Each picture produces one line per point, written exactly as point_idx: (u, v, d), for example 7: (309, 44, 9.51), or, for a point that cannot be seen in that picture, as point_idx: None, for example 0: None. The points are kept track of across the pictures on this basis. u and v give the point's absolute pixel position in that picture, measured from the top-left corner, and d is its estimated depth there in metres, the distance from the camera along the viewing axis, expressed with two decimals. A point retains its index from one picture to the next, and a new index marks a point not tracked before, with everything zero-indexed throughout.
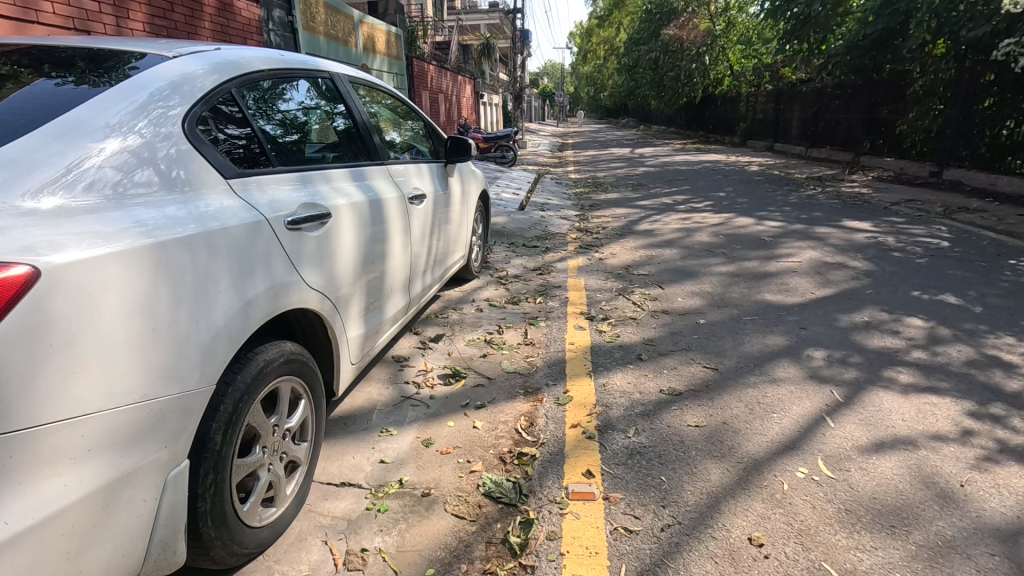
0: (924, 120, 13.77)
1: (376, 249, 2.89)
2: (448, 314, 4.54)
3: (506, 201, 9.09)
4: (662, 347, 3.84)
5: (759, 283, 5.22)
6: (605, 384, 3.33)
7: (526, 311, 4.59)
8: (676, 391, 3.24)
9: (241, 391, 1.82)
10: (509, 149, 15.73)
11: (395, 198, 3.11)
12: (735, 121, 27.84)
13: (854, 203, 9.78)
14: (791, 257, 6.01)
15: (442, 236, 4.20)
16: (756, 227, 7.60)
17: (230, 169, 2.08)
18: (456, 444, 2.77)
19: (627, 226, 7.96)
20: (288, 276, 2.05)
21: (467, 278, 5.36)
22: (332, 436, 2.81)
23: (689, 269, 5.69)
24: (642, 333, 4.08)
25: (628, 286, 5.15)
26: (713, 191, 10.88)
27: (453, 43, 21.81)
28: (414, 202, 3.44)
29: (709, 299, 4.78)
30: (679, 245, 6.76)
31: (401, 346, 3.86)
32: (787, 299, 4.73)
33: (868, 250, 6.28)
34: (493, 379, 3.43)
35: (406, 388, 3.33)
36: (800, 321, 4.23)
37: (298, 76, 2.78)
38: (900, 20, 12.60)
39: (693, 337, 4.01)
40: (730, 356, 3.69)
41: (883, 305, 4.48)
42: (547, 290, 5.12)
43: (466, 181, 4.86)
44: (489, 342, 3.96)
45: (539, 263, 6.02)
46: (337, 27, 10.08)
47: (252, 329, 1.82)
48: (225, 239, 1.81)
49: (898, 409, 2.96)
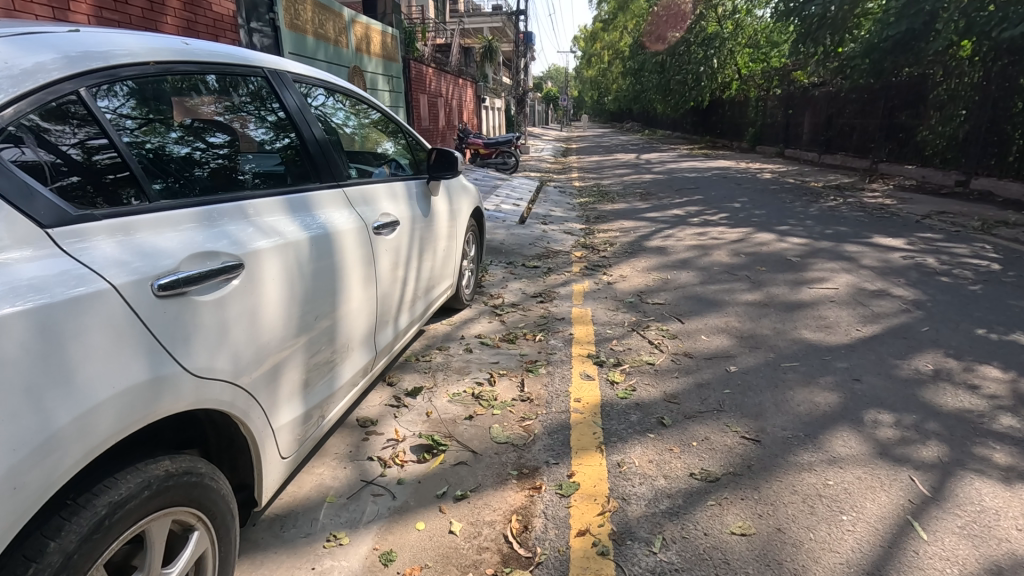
0: (948, 126, 13.04)
1: (324, 302, 2.20)
2: (431, 356, 3.86)
3: (505, 213, 8.41)
4: (688, 407, 3.15)
5: (794, 315, 4.51)
6: (621, 465, 2.63)
7: (524, 353, 3.90)
8: (711, 476, 2.53)
9: (52, 570, 1.17)
10: (511, 155, 15.11)
11: (353, 232, 2.41)
12: (744, 125, 27.11)
13: (881, 215, 9.07)
14: (826, 282, 5.32)
15: (427, 264, 3.53)
16: (781, 245, 6.89)
17: (64, 211, 1.39)
18: (425, 563, 2.08)
19: (637, 242, 7.27)
20: (155, 371, 1.38)
21: (457, 308, 4.69)
22: (261, 548, 2.13)
23: (711, 297, 4.99)
24: (662, 387, 3.39)
25: (642, 320, 4.46)
26: (727, 202, 10.18)
27: (454, 46, 21.16)
28: (382, 231, 2.75)
29: (738, 337, 4.09)
30: (697, 266, 6.06)
31: (371, 403, 3.19)
32: (830, 338, 4.04)
33: (910, 274, 5.57)
34: (479, 454, 2.74)
35: (368, 467, 2.64)
36: (852, 370, 3.52)
37: (282, 76, 2.44)
38: (925, 23, 11.82)
39: (724, 391, 3.32)
40: (773, 419, 2.99)
41: (948, 349, 3.78)
42: (549, 325, 4.44)
43: (455, 196, 4.20)
44: (478, 398, 3.27)
45: (540, 288, 5.35)
46: (326, 26, 9.43)
47: (70, 470, 1.18)
48: (30, 331, 1.15)
49: (1007, 511, 2.27)
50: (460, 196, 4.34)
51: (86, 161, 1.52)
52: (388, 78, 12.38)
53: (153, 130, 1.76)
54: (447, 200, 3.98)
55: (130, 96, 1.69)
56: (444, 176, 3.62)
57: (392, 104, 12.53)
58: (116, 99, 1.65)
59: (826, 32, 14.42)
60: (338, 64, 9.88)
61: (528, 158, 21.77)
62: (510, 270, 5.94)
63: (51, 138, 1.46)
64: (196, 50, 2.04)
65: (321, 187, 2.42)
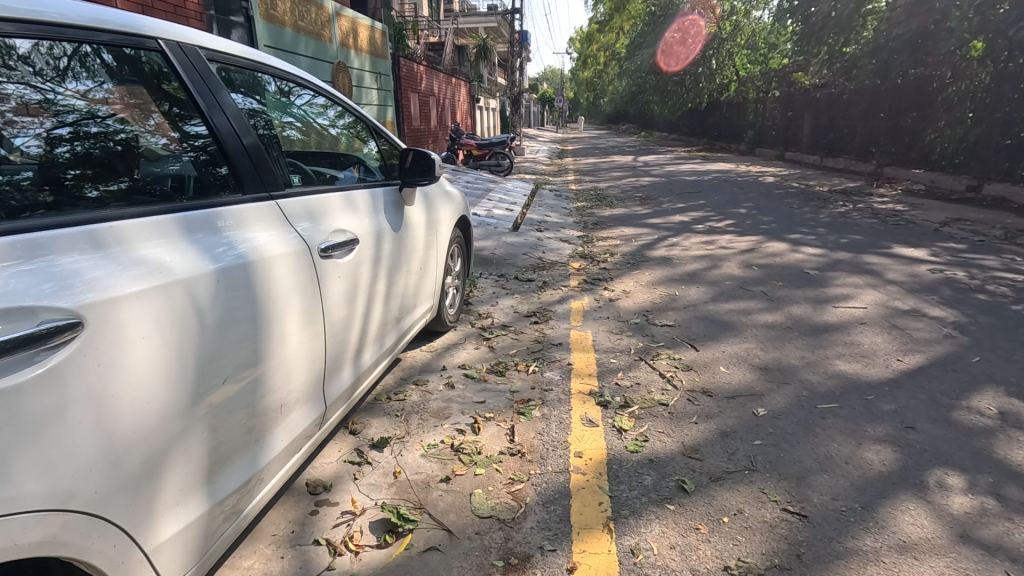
0: (957, 128, 12.63)
1: (236, 356, 1.62)
2: (406, 392, 3.29)
3: (498, 219, 7.85)
4: (713, 464, 2.59)
5: (823, 340, 3.97)
6: (635, 552, 2.07)
7: (515, 389, 3.33)
8: (751, 571, 1.98)
9: None
10: (505, 157, 14.61)
11: (286, 258, 1.85)
12: (743, 127, 26.71)
13: (896, 222, 8.56)
14: (852, 300, 4.79)
15: (398, 286, 2.97)
16: (796, 256, 6.36)
17: None
18: None
19: (640, 251, 6.72)
20: None
21: (440, 330, 4.12)
22: None
23: (726, 317, 4.45)
24: (680, 435, 2.83)
25: (650, 347, 3.91)
26: (732, 207, 9.65)
27: (447, 44, 20.60)
28: (333, 253, 2.17)
29: (763, 368, 3.54)
30: (707, 279, 5.52)
31: (328, 459, 2.62)
32: (868, 371, 3.50)
33: (943, 290, 5.05)
34: (457, 535, 2.18)
35: (313, 555, 2.07)
36: (903, 415, 2.98)
37: (265, 71, 2.27)
38: (936, 21, 11.39)
39: (754, 441, 2.77)
40: (819, 481, 2.44)
41: (1009, 386, 3.24)
42: (544, 352, 3.86)
43: (433, 200, 3.63)
44: (458, 451, 2.71)
45: (534, 307, 4.79)
46: (308, 17, 8.85)
47: None
48: None
49: None
50: (439, 201, 3.76)
51: (48, 153, 1.48)
52: (377, 75, 11.81)
53: (132, 118, 1.67)
54: (425, 206, 3.41)
55: (108, 81, 1.60)
56: (418, 182, 3.04)
57: (380, 102, 11.95)
58: (94, 83, 1.58)
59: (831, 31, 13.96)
60: (322, 59, 9.30)
61: (522, 160, 21.22)
62: (502, 283, 5.37)
63: (14, 129, 1.43)
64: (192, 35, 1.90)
65: (243, 202, 1.84)
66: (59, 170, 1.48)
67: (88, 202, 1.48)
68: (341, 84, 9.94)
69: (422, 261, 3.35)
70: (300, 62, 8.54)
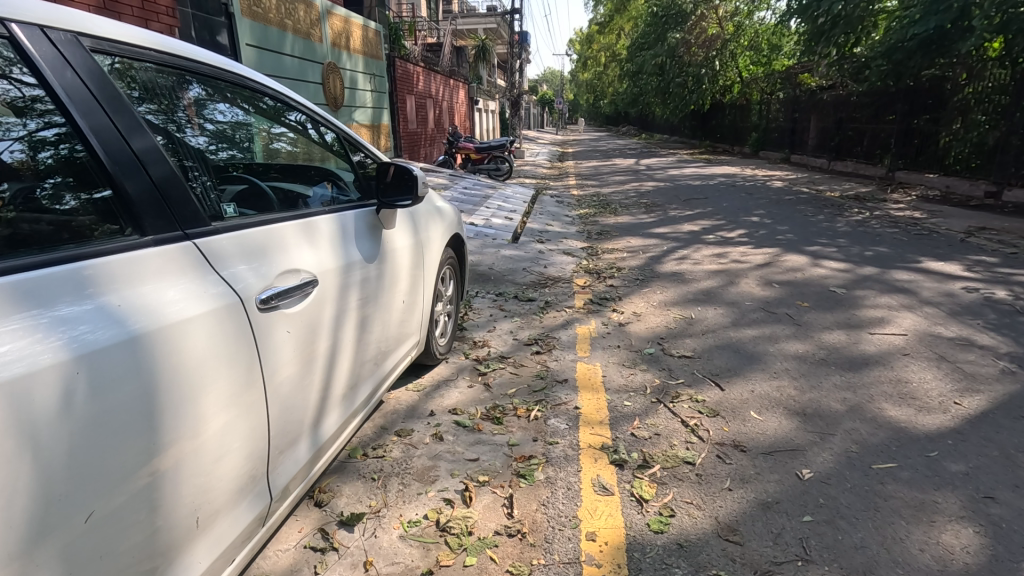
0: (973, 132, 12.13)
1: (109, 467, 1.13)
2: (387, 446, 2.81)
3: (497, 229, 7.38)
4: (757, 552, 2.11)
5: (865, 377, 3.49)
6: None
7: (513, 442, 2.85)
8: None
9: None
10: (505, 160, 14.11)
11: (198, 316, 1.37)
12: (747, 129, 26.17)
13: (919, 231, 8.08)
14: (889, 325, 4.30)
15: (375, 327, 2.48)
16: (819, 271, 5.87)
17: None
18: None
19: (649, 266, 6.24)
20: None
21: (429, 363, 3.63)
22: None
23: (750, 347, 3.98)
24: (712, 508, 2.35)
25: (669, 384, 3.44)
26: (743, 215, 9.17)
27: (445, 44, 20.10)
28: (279, 302, 1.68)
29: (801, 414, 3.06)
30: (724, 300, 5.04)
31: (284, 546, 2.14)
32: (924, 418, 3.01)
33: (987, 312, 4.57)
34: None
35: None
36: (977, 480, 2.49)
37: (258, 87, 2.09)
38: (953, 20, 10.85)
39: (803, 516, 2.28)
40: None
41: None
42: (547, 391, 3.38)
43: (420, 219, 3.13)
44: (445, 531, 2.23)
45: (535, 332, 4.31)
46: (296, 16, 8.36)
47: None
48: None
49: None
50: (427, 220, 3.26)
51: (31, 160, 1.30)
52: (371, 77, 11.33)
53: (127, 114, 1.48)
54: (409, 228, 2.91)
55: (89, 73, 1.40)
56: (398, 201, 2.55)
57: (374, 105, 11.47)
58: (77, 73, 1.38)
59: (841, 31, 13.40)
60: (311, 59, 8.81)
61: (522, 163, 20.74)
62: (500, 304, 4.90)
63: None
64: (194, 50, 1.83)
65: (139, 247, 1.36)
66: (39, 181, 1.31)
67: (54, 218, 1.29)
68: (331, 87, 9.46)
69: (407, 292, 2.85)
70: (287, 63, 8.05)
